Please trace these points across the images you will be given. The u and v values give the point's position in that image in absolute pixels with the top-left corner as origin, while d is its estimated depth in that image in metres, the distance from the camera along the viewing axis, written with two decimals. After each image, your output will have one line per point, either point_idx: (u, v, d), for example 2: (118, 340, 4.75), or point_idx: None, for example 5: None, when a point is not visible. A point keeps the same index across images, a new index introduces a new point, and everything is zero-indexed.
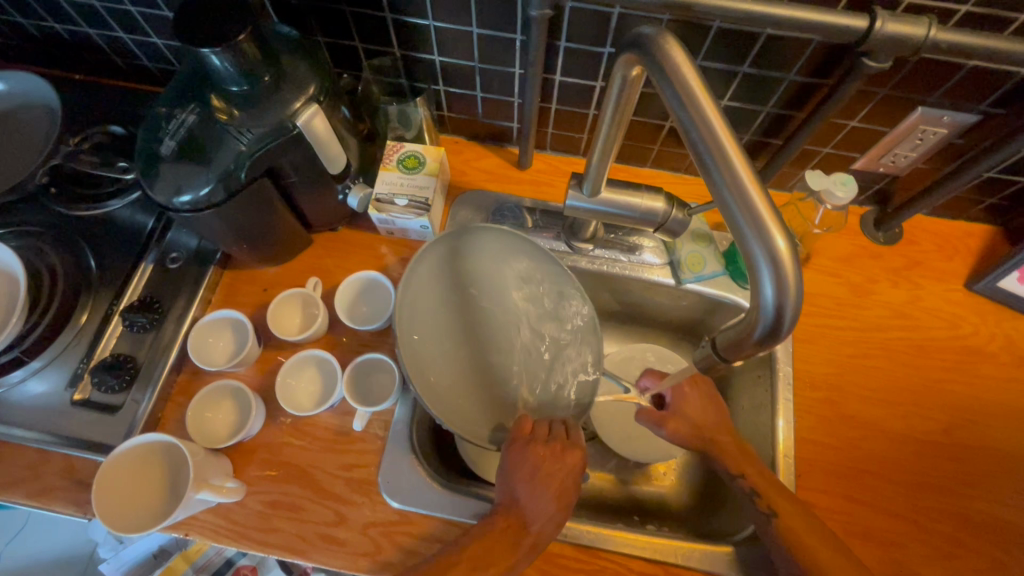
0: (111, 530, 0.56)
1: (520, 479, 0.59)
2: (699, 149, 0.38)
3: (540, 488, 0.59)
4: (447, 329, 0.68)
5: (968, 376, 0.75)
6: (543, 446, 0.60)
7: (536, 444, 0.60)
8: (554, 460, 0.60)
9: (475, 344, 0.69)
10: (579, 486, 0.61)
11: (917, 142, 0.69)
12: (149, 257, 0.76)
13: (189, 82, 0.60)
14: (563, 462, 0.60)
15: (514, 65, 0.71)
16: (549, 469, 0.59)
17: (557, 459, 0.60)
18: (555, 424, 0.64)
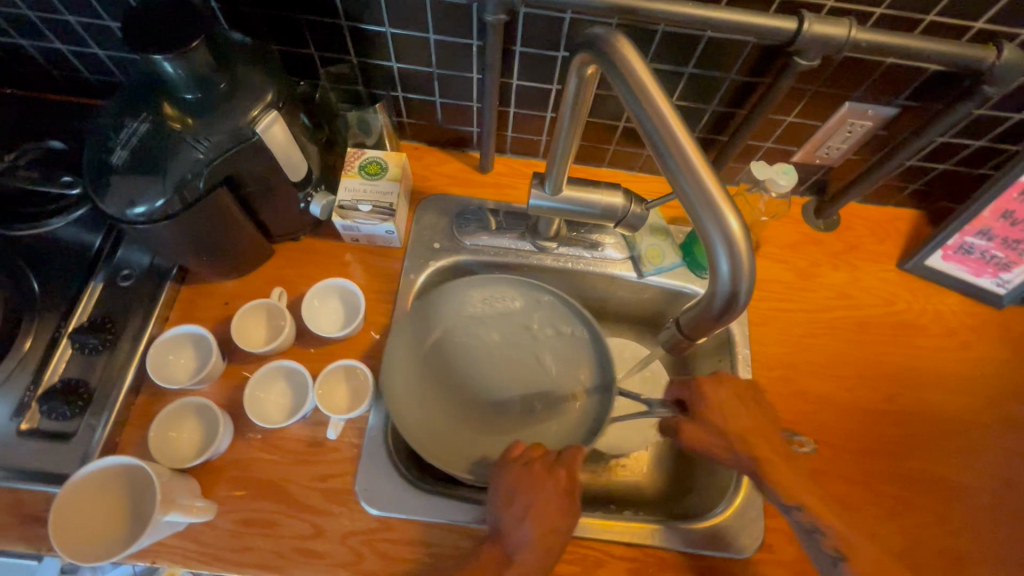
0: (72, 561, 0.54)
1: (501, 507, 0.61)
2: (654, 140, 0.40)
3: (519, 515, 0.61)
4: (459, 375, 0.78)
5: (904, 347, 0.81)
6: (526, 470, 0.64)
7: (522, 467, 0.64)
8: (537, 485, 0.62)
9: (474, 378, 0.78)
10: (572, 512, 0.61)
11: (847, 134, 0.75)
12: (98, 276, 0.73)
13: (138, 91, 0.58)
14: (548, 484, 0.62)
15: (471, 70, 0.73)
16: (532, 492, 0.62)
17: (543, 482, 0.62)
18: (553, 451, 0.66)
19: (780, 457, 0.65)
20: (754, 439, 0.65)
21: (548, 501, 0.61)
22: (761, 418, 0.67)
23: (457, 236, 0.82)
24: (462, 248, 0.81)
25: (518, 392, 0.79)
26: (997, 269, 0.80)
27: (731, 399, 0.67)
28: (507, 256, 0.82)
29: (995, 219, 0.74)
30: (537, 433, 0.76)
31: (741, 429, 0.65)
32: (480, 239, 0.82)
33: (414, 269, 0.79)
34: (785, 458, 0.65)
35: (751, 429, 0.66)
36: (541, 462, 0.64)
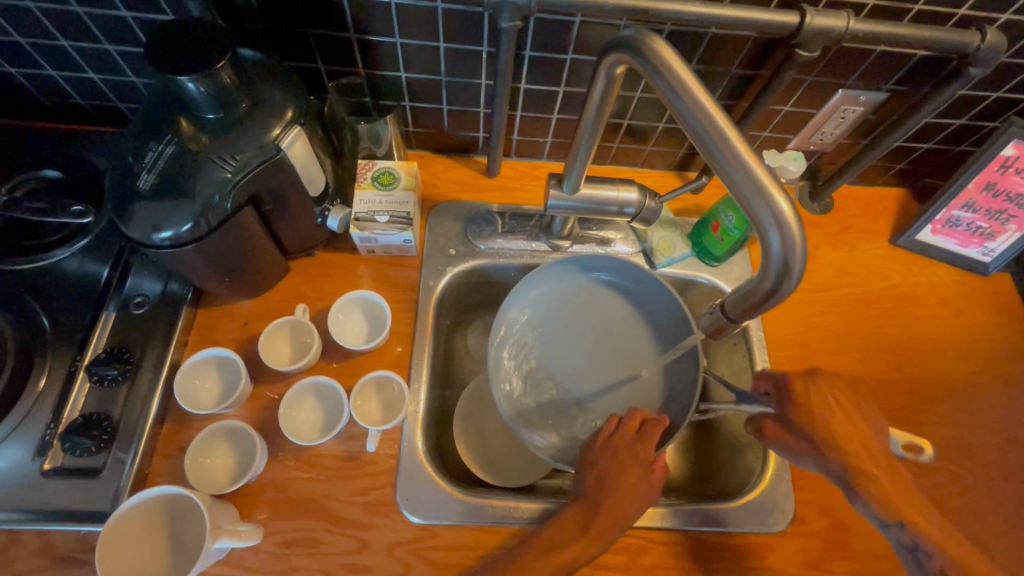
0: None
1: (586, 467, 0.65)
2: (697, 131, 0.42)
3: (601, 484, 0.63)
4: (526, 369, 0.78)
5: (904, 319, 0.86)
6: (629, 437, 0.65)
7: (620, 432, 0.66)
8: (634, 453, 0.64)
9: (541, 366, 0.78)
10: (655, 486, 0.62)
11: (840, 120, 0.79)
12: (110, 305, 0.71)
13: (156, 114, 0.57)
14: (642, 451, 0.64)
15: (480, 76, 0.74)
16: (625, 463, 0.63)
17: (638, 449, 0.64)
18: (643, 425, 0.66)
19: (877, 460, 0.61)
20: (846, 440, 0.62)
21: (631, 469, 0.62)
22: (857, 418, 0.63)
23: (472, 241, 0.83)
24: (478, 253, 0.82)
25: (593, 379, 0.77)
26: (983, 239, 0.85)
27: (825, 394, 0.64)
28: (521, 257, 0.83)
29: (979, 191, 0.79)
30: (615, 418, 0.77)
31: (836, 429, 0.62)
32: (494, 243, 0.83)
33: (432, 276, 0.80)
34: (879, 459, 0.61)
35: (844, 431, 0.62)
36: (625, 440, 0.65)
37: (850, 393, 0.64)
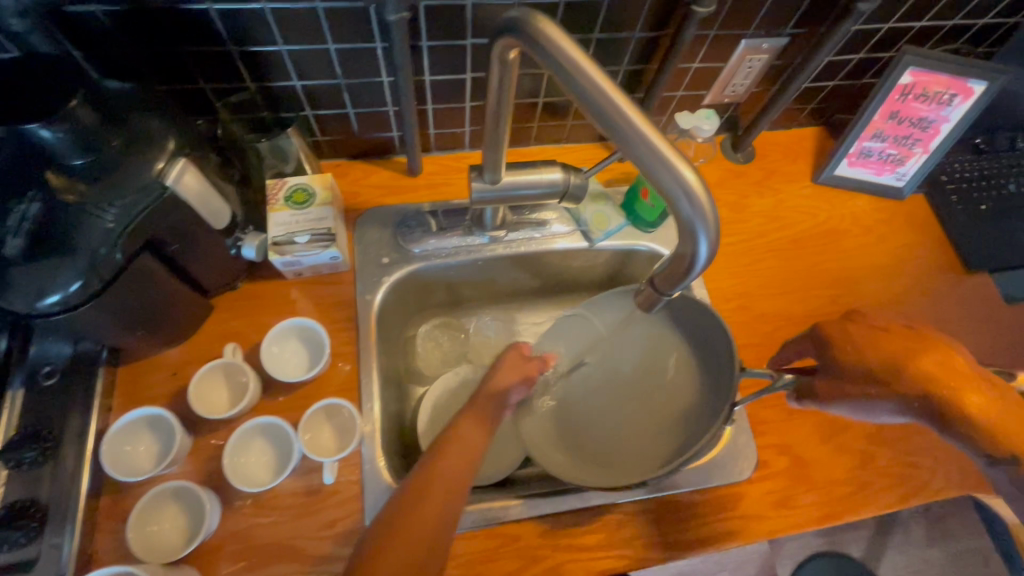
0: None
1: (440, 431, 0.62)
2: (597, 112, 0.40)
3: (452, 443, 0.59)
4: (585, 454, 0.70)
5: (834, 253, 0.89)
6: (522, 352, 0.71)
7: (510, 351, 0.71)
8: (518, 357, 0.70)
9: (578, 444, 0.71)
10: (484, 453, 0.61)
11: (748, 70, 0.80)
12: (14, 382, 0.64)
13: (15, 168, 0.51)
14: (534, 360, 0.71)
15: (380, 74, 0.70)
16: (521, 380, 0.68)
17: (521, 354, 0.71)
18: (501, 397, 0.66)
19: (942, 364, 0.51)
20: (896, 351, 0.53)
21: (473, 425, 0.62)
22: (903, 335, 0.54)
23: (404, 246, 0.80)
24: (412, 257, 0.80)
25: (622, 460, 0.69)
26: (894, 165, 0.88)
27: (866, 332, 0.55)
28: (458, 254, 0.81)
29: (885, 121, 0.82)
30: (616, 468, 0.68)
31: (909, 371, 0.51)
32: (427, 244, 0.80)
33: (367, 288, 0.76)
34: (947, 362, 0.51)
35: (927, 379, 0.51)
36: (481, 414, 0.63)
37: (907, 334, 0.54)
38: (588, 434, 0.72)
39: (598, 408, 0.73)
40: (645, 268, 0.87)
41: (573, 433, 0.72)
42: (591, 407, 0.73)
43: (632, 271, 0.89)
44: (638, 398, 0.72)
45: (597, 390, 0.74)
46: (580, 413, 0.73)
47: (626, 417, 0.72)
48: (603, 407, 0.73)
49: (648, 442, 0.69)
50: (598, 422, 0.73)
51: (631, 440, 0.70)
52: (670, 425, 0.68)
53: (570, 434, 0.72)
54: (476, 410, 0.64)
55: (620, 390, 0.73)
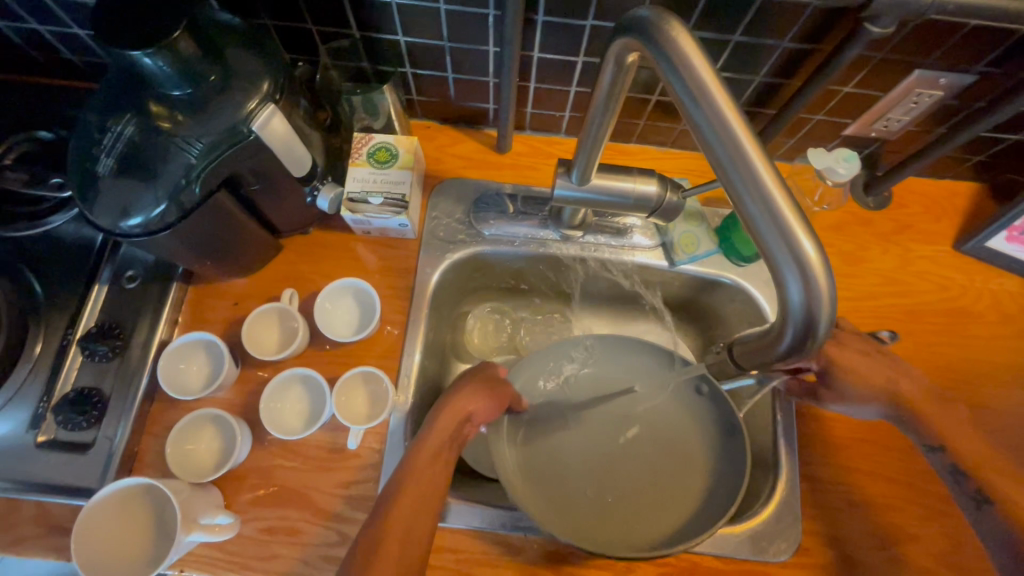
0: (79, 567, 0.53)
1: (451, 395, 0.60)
2: (715, 150, 0.34)
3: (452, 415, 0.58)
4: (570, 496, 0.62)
5: (957, 337, 0.75)
6: (500, 379, 0.63)
7: (484, 370, 0.63)
8: (484, 386, 0.61)
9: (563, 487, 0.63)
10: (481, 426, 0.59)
11: (911, 106, 0.67)
12: (102, 276, 0.69)
13: (122, 87, 0.53)
14: (506, 391, 0.63)
15: (487, 42, 0.65)
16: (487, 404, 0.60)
17: (492, 385, 0.62)
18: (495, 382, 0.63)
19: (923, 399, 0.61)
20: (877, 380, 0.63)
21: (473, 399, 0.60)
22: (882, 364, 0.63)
23: (474, 224, 0.77)
24: (481, 238, 0.77)
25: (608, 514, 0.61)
26: None
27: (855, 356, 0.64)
28: (527, 245, 0.77)
29: None
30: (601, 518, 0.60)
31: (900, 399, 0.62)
32: (498, 227, 0.77)
33: (430, 262, 0.75)
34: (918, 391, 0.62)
35: (931, 412, 0.61)
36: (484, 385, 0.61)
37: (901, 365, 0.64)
38: (551, 470, 0.65)
39: (568, 454, 0.67)
40: (726, 301, 0.80)
41: (552, 479, 0.63)
42: (575, 463, 0.66)
43: (709, 300, 0.82)
44: (624, 459, 0.66)
45: (578, 435, 0.68)
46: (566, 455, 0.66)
47: (603, 468, 0.65)
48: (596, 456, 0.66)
49: (618, 501, 0.63)
50: (571, 468, 0.65)
51: (597, 493, 0.64)
52: (665, 495, 0.62)
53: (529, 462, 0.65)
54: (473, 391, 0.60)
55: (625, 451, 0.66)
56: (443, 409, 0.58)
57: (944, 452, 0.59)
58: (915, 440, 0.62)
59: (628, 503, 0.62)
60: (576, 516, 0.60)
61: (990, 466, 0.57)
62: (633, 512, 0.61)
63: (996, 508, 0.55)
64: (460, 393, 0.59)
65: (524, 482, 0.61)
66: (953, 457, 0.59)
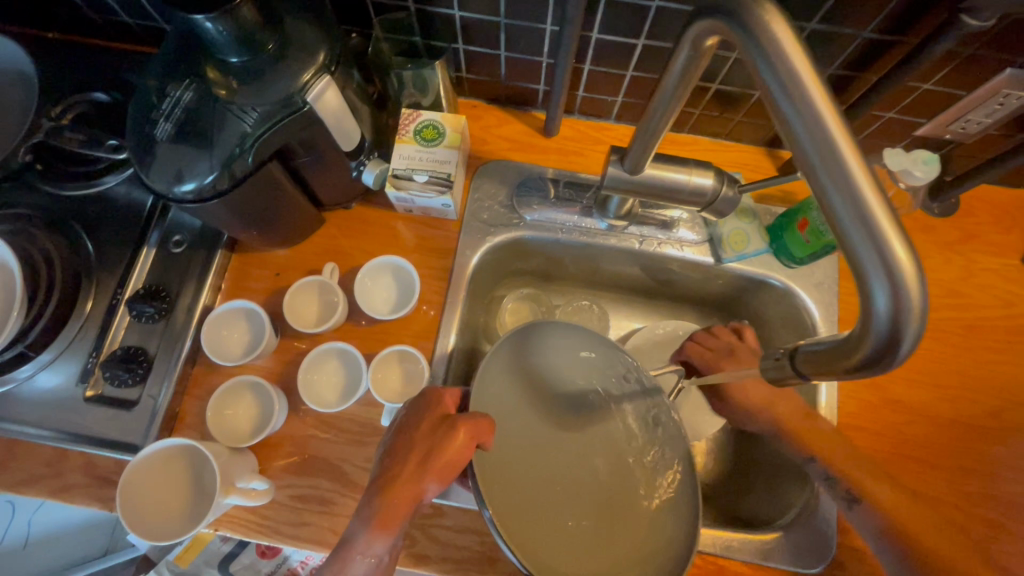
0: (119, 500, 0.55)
1: (388, 467, 0.49)
2: (803, 145, 0.31)
3: (389, 494, 0.48)
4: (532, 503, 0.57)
5: (1019, 356, 0.71)
6: (440, 426, 0.50)
7: (422, 425, 0.51)
8: (424, 456, 0.49)
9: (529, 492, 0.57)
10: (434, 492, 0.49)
11: (995, 108, 0.62)
12: (151, 238, 0.71)
13: (182, 52, 0.53)
14: (449, 445, 0.49)
15: (545, 21, 0.63)
16: (433, 483, 0.48)
17: (433, 449, 0.49)
18: (437, 430, 0.51)
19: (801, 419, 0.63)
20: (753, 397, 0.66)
21: (414, 470, 0.49)
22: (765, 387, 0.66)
23: (517, 208, 0.75)
24: (523, 223, 0.75)
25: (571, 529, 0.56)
26: None
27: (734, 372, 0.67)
28: (571, 233, 0.75)
29: None
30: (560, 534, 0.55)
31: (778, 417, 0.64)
32: (542, 213, 0.75)
33: (470, 244, 0.74)
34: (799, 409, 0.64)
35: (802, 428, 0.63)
36: (425, 445, 0.50)
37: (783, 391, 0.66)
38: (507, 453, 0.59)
39: (531, 445, 0.61)
40: (771, 302, 0.77)
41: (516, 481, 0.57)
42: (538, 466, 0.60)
43: (754, 301, 0.79)
44: (578, 475, 0.61)
45: (549, 429, 0.63)
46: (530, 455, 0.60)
47: (555, 477, 0.60)
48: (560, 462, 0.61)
49: (575, 525, 0.57)
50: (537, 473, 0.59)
51: (540, 498, 0.58)
52: (607, 526, 0.57)
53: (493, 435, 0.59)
54: (417, 452, 0.50)
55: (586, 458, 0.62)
56: (385, 514, 0.47)
57: (817, 461, 0.61)
58: (792, 450, 0.62)
59: (569, 527, 0.57)
60: (539, 525, 0.55)
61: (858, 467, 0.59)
62: (570, 534, 0.56)
63: (866, 506, 0.57)
64: (399, 484, 0.48)
65: (492, 477, 0.55)
66: (827, 465, 0.60)
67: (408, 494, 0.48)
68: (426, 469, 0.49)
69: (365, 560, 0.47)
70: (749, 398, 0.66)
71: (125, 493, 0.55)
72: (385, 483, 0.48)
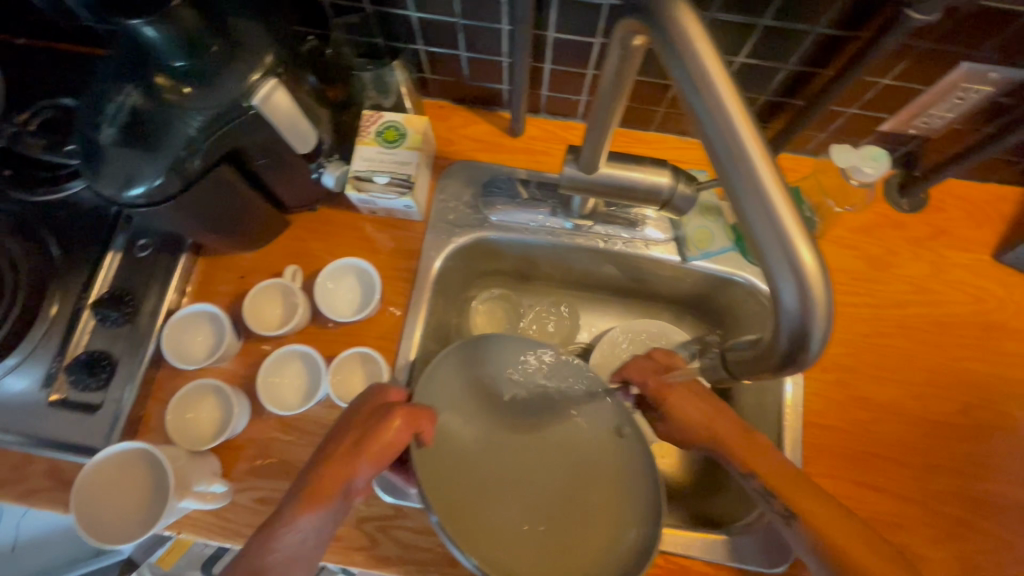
0: (75, 496, 0.56)
1: (329, 442, 0.52)
2: (714, 145, 0.31)
3: (322, 468, 0.50)
4: (483, 510, 0.56)
5: (989, 353, 0.71)
6: (382, 409, 0.52)
7: (366, 405, 0.53)
8: (359, 437, 0.50)
9: (480, 499, 0.57)
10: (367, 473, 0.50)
11: (956, 102, 0.61)
12: (116, 243, 0.71)
13: (128, 55, 0.53)
14: (386, 427, 0.50)
15: (501, 20, 0.63)
16: (367, 464, 0.50)
17: (370, 431, 0.50)
18: (378, 409, 0.52)
19: (737, 436, 0.59)
20: (688, 414, 0.61)
21: (346, 448, 0.51)
22: (703, 404, 0.61)
23: (483, 209, 0.75)
24: (489, 223, 0.75)
25: (522, 536, 0.56)
26: None
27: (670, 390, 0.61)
28: (537, 233, 0.75)
29: None
30: (513, 541, 0.55)
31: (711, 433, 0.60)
32: (507, 213, 0.75)
33: (435, 245, 0.74)
34: (730, 424, 0.60)
35: (738, 445, 0.59)
36: (365, 423, 0.51)
37: (717, 406, 0.61)
38: (462, 458, 0.59)
39: (483, 453, 0.61)
40: (741, 299, 0.76)
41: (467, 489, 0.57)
42: (490, 474, 0.60)
43: (723, 299, 0.79)
44: (530, 483, 0.60)
45: (504, 438, 0.63)
46: (480, 462, 0.60)
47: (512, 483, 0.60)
48: (510, 470, 0.61)
49: (526, 530, 0.57)
50: (488, 481, 0.59)
51: (496, 504, 0.57)
52: (559, 533, 0.57)
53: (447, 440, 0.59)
54: (359, 432, 0.51)
55: (538, 466, 0.61)
56: (315, 489, 0.49)
57: (755, 479, 0.57)
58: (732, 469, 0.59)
59: (524, 532, 0.56)
60: (489, 531, 0.54)
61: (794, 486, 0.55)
62: (524, 538, 0.56)
63: (801, 524, 0.54)
64: (333, 461, 0.50)
65: (444, 484, 0.54)
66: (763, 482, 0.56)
67: (338, 473, 0.50)
68: (361, 450, 0.50)
69: (290, 533, 0.48)
70: (687, 420, 0.61)
71: (81, 491, 0.56)
72: (323, 456, 0.51)
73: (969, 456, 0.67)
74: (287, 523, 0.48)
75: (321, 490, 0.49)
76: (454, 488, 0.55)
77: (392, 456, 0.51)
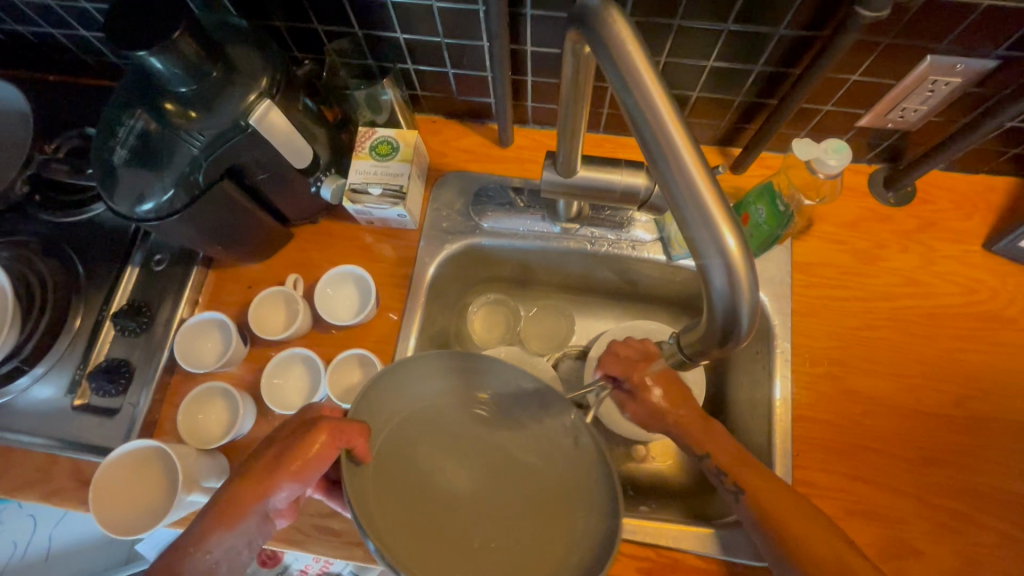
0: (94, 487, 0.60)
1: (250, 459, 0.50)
2: (646, 139, 0.35)
3: (239, 486, 0.49)
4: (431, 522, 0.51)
5: (982, 343, 0.70)
6: (306, 427, 0.49)
7: (294, 424, 0.51)
8: (280, 456, 0.48)
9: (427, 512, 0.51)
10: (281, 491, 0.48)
11: (927, 94, 0.62)
12: (134, 259, 0.76)
13: (138, 84, 0.59)
14: (308, 443, 0.47)
15: (481, 37, 0.67)
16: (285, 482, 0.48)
17: (290, 449, 0.48)
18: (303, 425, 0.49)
19: (696, 419, 0.61)
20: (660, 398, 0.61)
21: (266, 466, 0.49)
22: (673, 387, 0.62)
23: (474, 217, 0.79)
24: (480, 230, 0.78)
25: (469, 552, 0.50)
26: None
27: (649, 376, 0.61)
28: (528, 238, 0.78)
29: None
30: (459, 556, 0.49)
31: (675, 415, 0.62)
32: (497, 220, 0.78)
33: (429, 252, 0.77)
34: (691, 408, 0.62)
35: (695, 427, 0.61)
36: (288, 440, 0.49)
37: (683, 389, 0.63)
38: (416, 463, 0.54)
39: (440, 460, 0.55)
40: None
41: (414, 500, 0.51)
42: (444, 484, 0.54)
43: None
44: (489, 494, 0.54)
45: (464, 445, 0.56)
46: (434, 473, 0.54)
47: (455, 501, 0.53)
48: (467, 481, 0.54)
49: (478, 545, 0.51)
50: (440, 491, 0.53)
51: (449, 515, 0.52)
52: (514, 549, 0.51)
53: (402, 449, 0.54)
54: (287, 446, 0.49)
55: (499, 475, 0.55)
56: (228, 508, 0.48)
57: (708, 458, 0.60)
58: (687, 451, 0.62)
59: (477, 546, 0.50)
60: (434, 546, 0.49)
61: (741, 463, 0.59)
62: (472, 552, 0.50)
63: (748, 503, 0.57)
64: (251, 480, 0.48)
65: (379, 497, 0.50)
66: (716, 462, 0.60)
67: (253, 491, 0.48)
68: (280, 468, 0.48)
69: (198, 555, 0.47)
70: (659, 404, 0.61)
71: (99, 482, 0.60)
72: (241, 473, 0.49)
73: (965, 447, 0.66)
74: (196, 541, 0.47)
75: (235, 509, 0.48)
76: (385, 500, 0.50)
77: (312, 476, 0.48)
